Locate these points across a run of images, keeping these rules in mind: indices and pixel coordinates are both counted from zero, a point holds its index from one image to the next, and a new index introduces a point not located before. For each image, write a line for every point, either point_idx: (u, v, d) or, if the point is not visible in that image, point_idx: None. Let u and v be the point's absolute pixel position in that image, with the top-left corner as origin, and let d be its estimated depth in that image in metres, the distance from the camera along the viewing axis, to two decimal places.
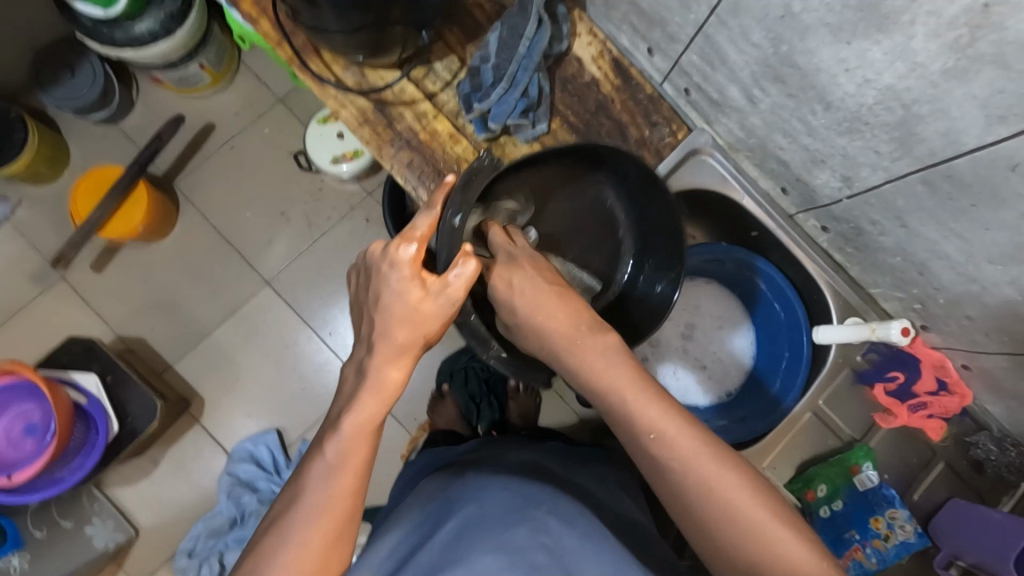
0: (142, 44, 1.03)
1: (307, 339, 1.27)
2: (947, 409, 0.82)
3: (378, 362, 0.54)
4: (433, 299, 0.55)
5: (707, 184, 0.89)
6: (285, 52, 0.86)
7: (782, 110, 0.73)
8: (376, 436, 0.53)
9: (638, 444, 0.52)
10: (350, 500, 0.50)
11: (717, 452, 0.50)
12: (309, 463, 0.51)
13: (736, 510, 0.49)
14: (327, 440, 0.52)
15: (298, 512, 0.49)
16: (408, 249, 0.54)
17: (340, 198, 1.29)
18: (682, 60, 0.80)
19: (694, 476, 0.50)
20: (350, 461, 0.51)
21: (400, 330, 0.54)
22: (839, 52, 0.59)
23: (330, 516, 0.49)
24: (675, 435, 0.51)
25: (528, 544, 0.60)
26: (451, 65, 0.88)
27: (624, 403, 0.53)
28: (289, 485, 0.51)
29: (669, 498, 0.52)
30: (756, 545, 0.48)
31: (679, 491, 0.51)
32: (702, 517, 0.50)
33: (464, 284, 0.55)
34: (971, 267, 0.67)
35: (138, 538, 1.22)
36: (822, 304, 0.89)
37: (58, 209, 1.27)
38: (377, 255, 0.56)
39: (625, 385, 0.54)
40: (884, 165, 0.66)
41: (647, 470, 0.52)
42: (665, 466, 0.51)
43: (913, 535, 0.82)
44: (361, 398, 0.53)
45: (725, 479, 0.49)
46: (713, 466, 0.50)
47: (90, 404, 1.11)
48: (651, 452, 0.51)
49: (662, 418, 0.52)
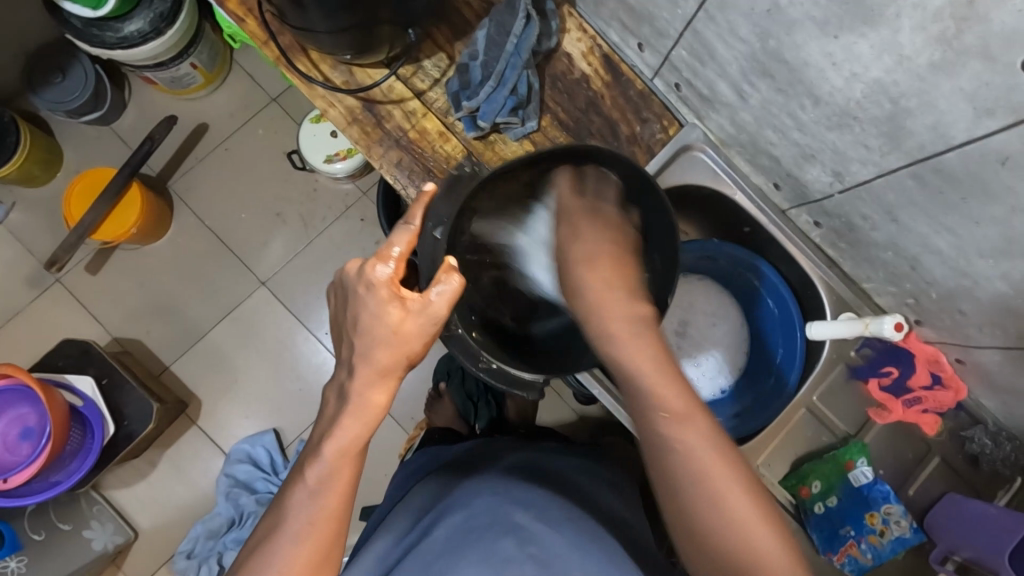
0: (132, 45, 1.03)
1: (303, 339, 1.27)
2: (942, 403, 0.82)
3: (359, 386, 0.54)
4: (412, 318, 0.54)
5: (699, 180, 0.87)
6: (272, 51, 0.86)
7: (771, 105, 0.72)
8: (361, 457, 0.55)
9: (648, 419, 0.55)
10: (330, 524, 0.53)
11: (708, 432, 0.54)
12: (293, 491, 0.54)
13: (723, 495, 0.51)
14: (308, 467, 0.54)
15: (280, 541, 0.52)
16: (383, 268, 0.54)
17: (334, 198, 1.29)
18: (672, 55, 0.80)
19: (687, 457, 0.52)
20: (331, 487, 0.53)
21: (380, 353, 0.54)
22: (826, 47, 0.59)
23: (314, 543, 0.52)
24: (687, 421, 0.54)
25: (515, 557, 0.61)
26: (440, 63, 0.87)
27: (649, 381, 0.56)
28: (275, 510, 0.54)
29: (657, 471, 0.54)
30: (718, 507, 0.51)
31: (671, 469, 0.53)
32: (690, 491, 0.52)
33: (446, 301, 0.54)
34: (963, 261, 0.66)
35: (136, 540, 1.22)
36: (816, 300, 0.89)
37: (53, 212, 1.27)
38: (351, 273, 0.55)
39: (653, 365, 0.56)
40: (874, 159, 0.66)
41: (646, 442, 0.55)
42: (664, 443, 0.54)
43: (909, 531, 0.81)
44: (340, 425, 0.54)
45: (721, 470, 0.52)
46: (714, 452, 0.53)
47: (86, 407, 1.10)
48: (660, 429, 0.54)
49: (678, 401, 0.55)
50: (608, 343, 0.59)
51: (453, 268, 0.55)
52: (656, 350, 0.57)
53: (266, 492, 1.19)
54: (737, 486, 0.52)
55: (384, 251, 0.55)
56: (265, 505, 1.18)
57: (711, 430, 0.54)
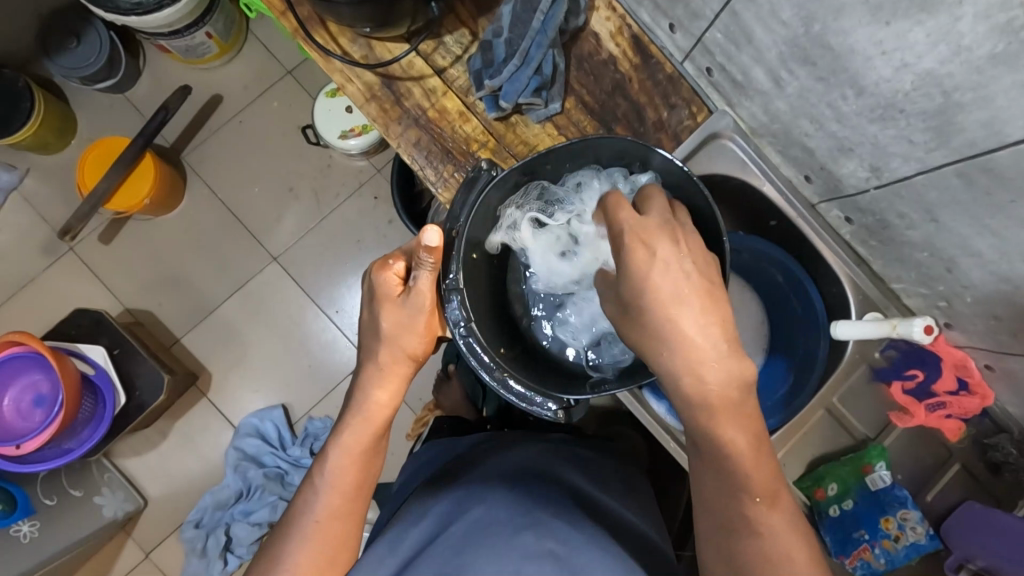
0: (147, 11, 0.99)
1: (314, 316, 1.26)
2: (967, 409, 0.78)
3: (366, 386, 0.59)
4: (401, 310, 0.59)
5: (726, 171, 0.84)
6: (289, 22, 0.84)
7: (810, 94, 0.69)
8: (368, 459, 0.58)
9: (732, 499, 0.50)
10: (340, 522, 0.55)
11: (770, 484, 0.50)
12: (303, 492, 0.56)
13: (770, 546, 0.49)
14: (317, 468, 0.56)
15: (291, 538, 0.53)
16: (388, 268, 0.59)
17: (348, 174, 1.27)
18: (706, 38, 0.76)
19: (767, 546, 0.49)
20: (338, 486, 0.55)
21: (379, 350, 0.59)
22: (877, 34, 0.56)
23: (324, 540, 0.54)
24: (773, 504, 0.50)
25: (533, 552, 0.59)
26: (463, 39, 0.85)
27: (737, 460, 0.50)
28: (285, 514, 0.56)
29: (722, 546, 0.51)
30: (769, 562, 0.48)
31: (743, 557, 0.49)
32: (739, 536, 0.50)
33: (427, 287, 0.58)
34: (1004, 265, 0.63)
35: (146, 509, 1.23)
36: (840, 298, 0.86)
37: (67, 180, 1.26)
38: (368, 273, 0.61)
39: (748, 443, 0.50)
40: (918, 155, 0.62)
41: (719, 517, 0.51)
42: (745, 524, 0.50)
43: (925, 537, 0.80)
44: (348, 425, 0.58)
45: (799, 548, 0.49)
46: (770, 503, 0.50)
47: (98, 376, 1.09)
48: (739, 508, 0.50)
49: (768, 484, 0.50)
50: (702, 410, 0.50)
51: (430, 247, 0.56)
52: (753, 427, 0.51)
53: (275, 467, 1.19)
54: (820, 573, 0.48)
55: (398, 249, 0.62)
56: (273, 480, 1.19)
57: (796, 521, 0.50)
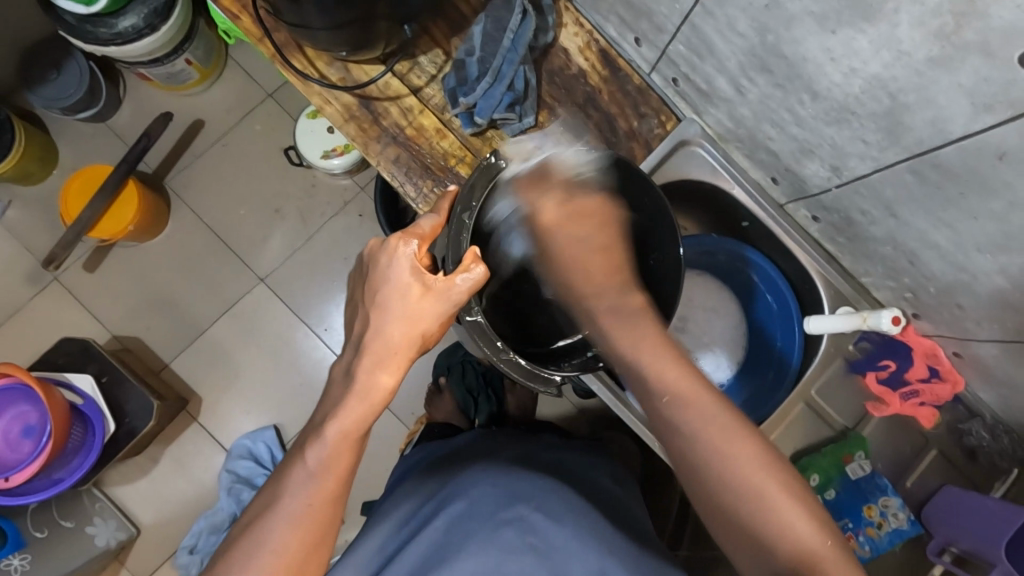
0: (127, 41, 1.01)
1: (304, 335, 1.27)
2: (939, 396, 0.83)
3: (369, 367, 0.55)
4: (433, 297, 0.57)
5: (697, 175, 0.88)
6: (267, 48, 0.86)
7: (769, 100, 0.72)
8: (361, 444, 0.55)
9: (696, 442, 0.55)
10: (328, 506, 0.52)
11: (734, 425, 0.54)
12: (291, 473, 0.53)
13: (743, 477, 0.52)
14: (310, 448, 0.53)
15: (274, 520, 0.51)
16: (409, 248, 0.57)
17: (332, 194, 1.29)
18: (670, 50, 0.79)
19: (738, 478, 0.52)
20: (331, 471, 0.52)
21: (395, 331, 0.56)
22: (826, 42, 0.59)
23: (310, 522, 0.51)
24: (736, 439, 0.54)
25: (516, 548, 0.63)
26: (437, 59, 0.87)
27: (691, 399, 0.56)
28: (268, 492, 0.53)
29: (707, 496, 0.54)
30: (740, 491, 0.52)
31: (723, 497, 0.53)
32: (712, 478, 0.53)
33: (469, 286, 0.58)
34: (962, 256, 0.66)
35: (140, 536, 1.22)
36: (814, 294, 0.89)
37: (50, 211, 1.26)
38: (378, 249, 0.58)
39: (689, 387, 0.57)
40: (873, 154, 0.65)
41: (693, 466, 0.55)
42: (715, 465, 0.53)
43: (907, 523, 0.84)
44: (348, 408, 0.54)
45: (764, 475, 0.52)
46: (731, 437, 0.54)
47: (86, 405, 1.10)
48: (707, 446, 0.54)
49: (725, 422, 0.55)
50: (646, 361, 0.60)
51: (477, 257, 0.59)
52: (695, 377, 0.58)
53: None
54: (799, 508, 0.51)
55: (413, 229, 0.60)
56: None
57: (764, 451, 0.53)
